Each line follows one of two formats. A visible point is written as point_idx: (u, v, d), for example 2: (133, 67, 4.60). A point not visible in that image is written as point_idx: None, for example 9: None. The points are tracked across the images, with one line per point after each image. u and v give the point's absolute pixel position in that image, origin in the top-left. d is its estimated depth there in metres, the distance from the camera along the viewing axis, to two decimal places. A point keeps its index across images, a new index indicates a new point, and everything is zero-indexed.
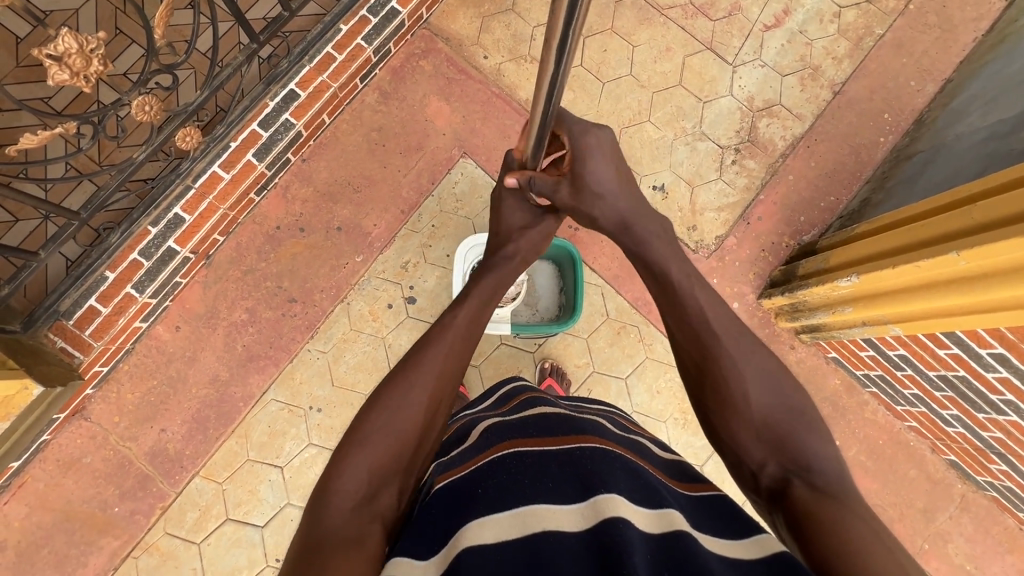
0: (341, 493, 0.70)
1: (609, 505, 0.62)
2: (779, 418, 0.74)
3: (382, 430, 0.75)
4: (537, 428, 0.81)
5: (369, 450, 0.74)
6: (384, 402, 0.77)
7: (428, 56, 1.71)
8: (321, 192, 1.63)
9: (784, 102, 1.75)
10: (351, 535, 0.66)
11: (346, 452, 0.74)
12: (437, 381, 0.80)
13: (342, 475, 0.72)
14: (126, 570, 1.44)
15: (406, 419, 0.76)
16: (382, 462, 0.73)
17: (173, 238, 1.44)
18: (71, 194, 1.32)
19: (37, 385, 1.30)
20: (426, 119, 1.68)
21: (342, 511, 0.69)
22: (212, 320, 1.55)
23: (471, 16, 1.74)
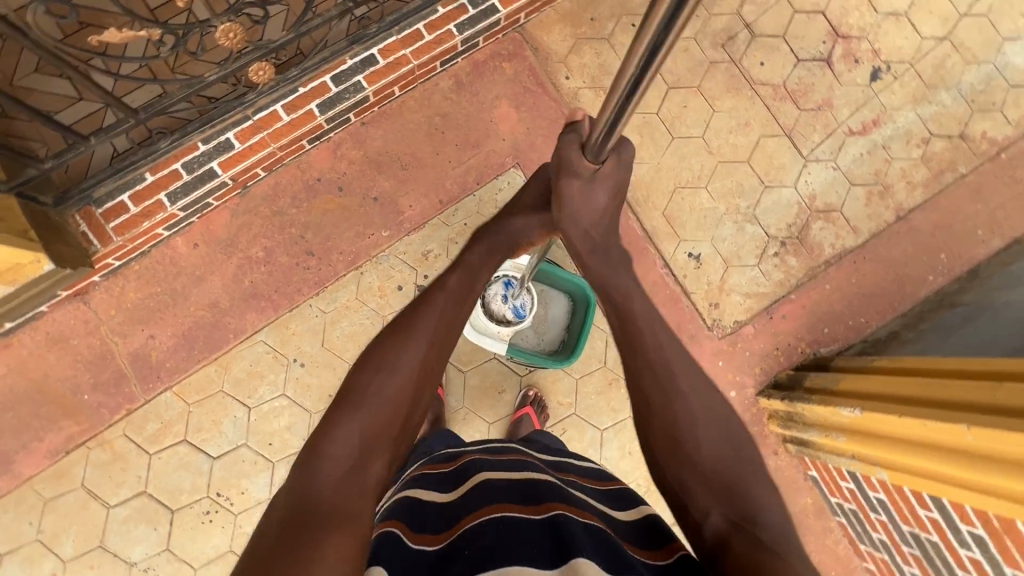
0: (331, 462, 0.71)
1: (585, 574, 0.62)
2: (719, 463, 0.78)
3: (376, 396, 0.77)
4: (519, 490, 0.80)
5: (357, 421, 0.75)
6: (380, 363, 0.79)
7: (512, 60, 1.71)
8: (369, 158, 1.64)
9: (844, 211, 1.71)
10: (342, 498, 0.68)
11: (330, 427, 0.74)
12: (421, 365, 0.81)
13: (332, 441, 0.72)
14: (76, 456, 1.47)
15: (390, 390, 0.77)
16: (368, 435, 0.74)
17: (217, 160, 1.46)
18: (136, 92, 1.35)
19: (49, 262, 1.28)
20: (491, 120, 1.69)
21: (331, 475, 0.70)
22: (229, 249, 1.57)
23: (566, 33, 1.73)
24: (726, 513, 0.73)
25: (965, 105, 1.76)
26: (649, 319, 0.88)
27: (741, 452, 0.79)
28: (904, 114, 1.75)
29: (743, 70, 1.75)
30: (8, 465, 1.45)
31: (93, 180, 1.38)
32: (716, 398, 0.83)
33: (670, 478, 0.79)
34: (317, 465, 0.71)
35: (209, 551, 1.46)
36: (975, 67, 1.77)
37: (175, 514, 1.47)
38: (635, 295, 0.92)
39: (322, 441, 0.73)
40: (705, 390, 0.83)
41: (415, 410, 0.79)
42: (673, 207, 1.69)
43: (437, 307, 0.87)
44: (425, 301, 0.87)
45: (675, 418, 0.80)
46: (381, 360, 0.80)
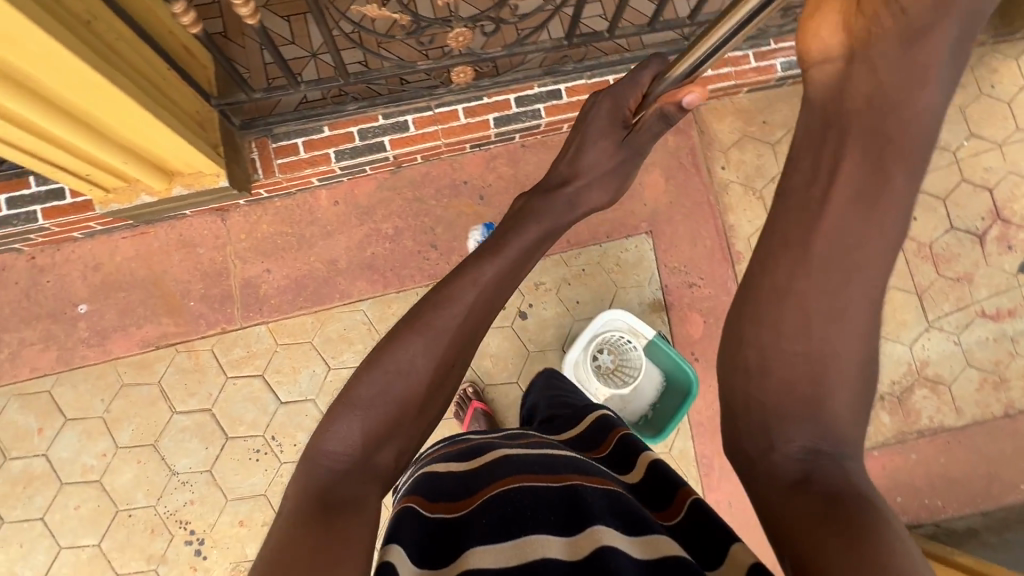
0: (343, 455, 0.73)
1: (603, 541, 0.59)
2: (821, 393, 0.63)
3: (381, 395, 0.77)
4: (534, 462, 0.76)
5: (371, 405, 0.77)
6: (384, 363, 0.79)
7: (677, 134, 1.76)
8: (517, 179, 1.69)
9: (952, 388, 1.67)
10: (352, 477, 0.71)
11: (347, 410, 0.76)
12: (424, 357, 0.80)
13: (342, 436, 0.74)
14: (163, 354, 1.54)
15: (400, 383, 0.78)
16: (373, 422, 0.76)
17: (390, 136, 1.54)
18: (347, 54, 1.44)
19: (225, 180, 1.32)
20: (639, 183, 1.72)
21: (343, 451, 0.74)
22: (364, 216, 1.64)
23: (736, 127, 1.77)
24: (819, 442, 0.61)
25: None
26: (844, 216, 0.64)
27: (867, 360, 0.65)
28: None
29: None
30: (103, 340, 1.53)
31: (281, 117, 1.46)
32: (875, 302, 0.65)
33: (769, 412, 0.64)
34: (334, 442, 0.74)
35: (246, 487, 1.50)
36: None
37: (228, 441, 1.51)
38: (904, 158, 0.64)
39: (337, 424, 0.76)
40: (869, 286, 0.64)
41: (420, 404, 0.80)
42: None
43: (464, 303, 0.84)
44: (450, 288, 0.85)
45: (784, 342, 0.65)
46: (399, 350, 0.81)
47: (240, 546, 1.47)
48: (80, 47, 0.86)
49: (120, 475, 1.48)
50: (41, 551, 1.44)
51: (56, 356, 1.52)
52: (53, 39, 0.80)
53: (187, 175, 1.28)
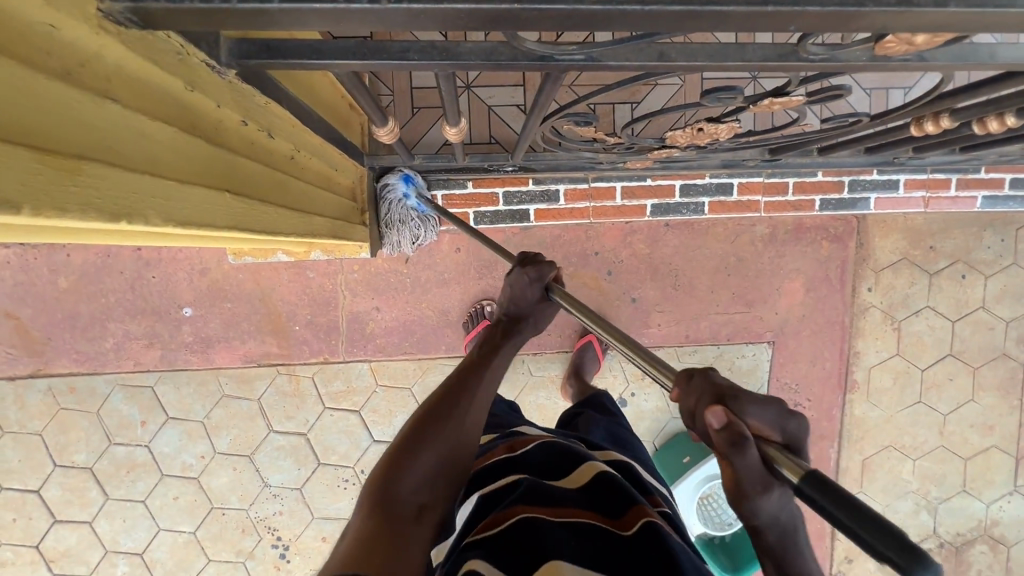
0: (410, 479, 0.69)
1: None
2: None
3: (453, 433, 0.77)
4: (585, 490, 0.73)
5: (434, 447, 0.74)
6: (455, 407, 0.79)
7: (834, 242, 1.59)
8: (652, 261, 1.56)
9: (1011, 549, 1.71)
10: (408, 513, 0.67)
11: (409, 446, 0.73)
12: (473, 410, 0.81)
13: (413, 465, 0.71)
14: (265, 373, 1.53)
15: (454, 431, 0.77)
16: (433, 462, 0.73)
17: (537, 206, 1.44)
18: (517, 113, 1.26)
19: (368, 254, 1.25)
20: (777, 289, 1.60)
21: (406, 487, 0.68)
22: (484, 270, 1.53)
23: (898, 247, 1.61)
24: None
25: None
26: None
27: None
28: None
29: None
30: (206, 348, 1.51)
31: (433, 170, 1.29)
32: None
33: None
34: (399, 473, 0.70)
35: (332, 509, 1.57)
36: None
37: (319, 466, 1.56)
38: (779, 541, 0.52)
39: (399, 458, 0.72)
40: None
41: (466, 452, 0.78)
42: (874, 460, 1.67)
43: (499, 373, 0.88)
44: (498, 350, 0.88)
45: None
46: (457, 397, 0.81)
47: (321, 558, 1.58)
48: (281, 217, 0.70)
49: (217, 477, 1.55)
50: (141, 528, 1.54)
51: (160, 355, 1.51)
52: (266, 233, 0.66)
53: (330, 247, 1.20)
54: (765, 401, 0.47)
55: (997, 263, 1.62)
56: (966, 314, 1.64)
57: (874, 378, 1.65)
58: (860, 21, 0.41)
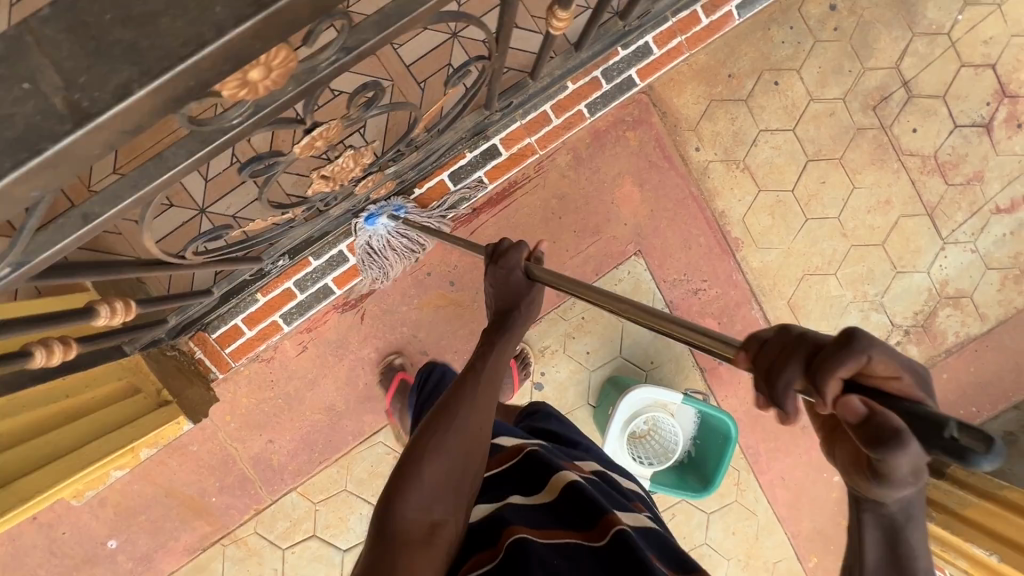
0: (409, 500, 0.71)
1: None
2: None
3: (452, 444, 0.77)
4: (558, 501, 0.75)
5: (436, 459, 0.75)
6: (449, 417, 0.80)
7: (636, 127, 1.51)
8: (481, 249, 1.51)
9: (974, 297, 1.63)
10: (418, 536, 0.69)
11: (409, 466, 0.75)
12: (476, 416, 0.82)
13: (412, 489, 0.72)
14: (213, 553, 1.53)
15: (458, 438, 0.78)
16: (438, 477, 0.74)
17: (332, 276, 1.35)
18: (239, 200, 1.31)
19: (189, 421, 1.16)
20: (612, 202, 1.53)
21: (407, 513, 0.70)
22: (340, 350, 1.50)
23: (699, 94, 1.52)
24: None
25: None
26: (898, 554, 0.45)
27: None
28: None
29: (892, 138, 1.56)
30: (149, 563, 1.52)
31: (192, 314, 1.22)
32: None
33: None
34: (402, 493, 0.72)
35: None
36: None
37: None
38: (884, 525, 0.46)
39: (399, 483, 0.74)
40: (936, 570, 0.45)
41: (481, 461, 0.80)
42: (799, 296, 1.60)
43: (494, 370, 0.87)
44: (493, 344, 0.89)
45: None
46: (448, 409, 0.81)
47: None
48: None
49: None
50: None
51: None
52: None
53: (147, 439, 1.15)
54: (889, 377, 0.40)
55: (799, 51, 1.52)
56: (801, 115, 1.54)
57: (753, 225, 1.57)
58: (77, 154, 0.37)
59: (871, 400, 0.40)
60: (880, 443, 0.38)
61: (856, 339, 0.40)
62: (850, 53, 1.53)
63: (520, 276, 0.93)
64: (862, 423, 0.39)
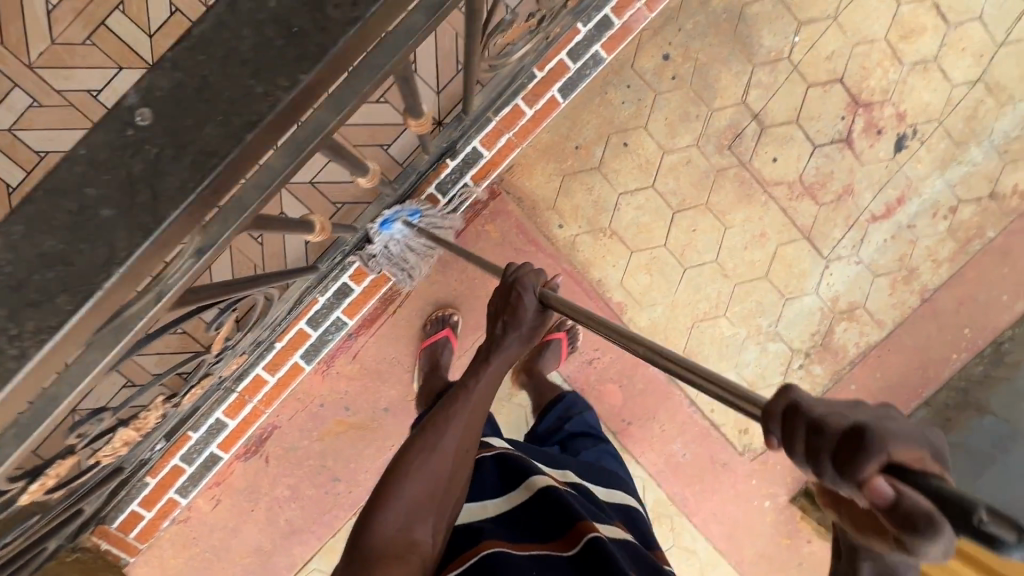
0: (387, 520, 0.78)
1: None
2: None
3: (433, 465, 0.83)
4: (538, 505, 0.87)
5: (416, 482, 0.81)
6: (430, 442, 0.84)
7: (494, 219, 1.50)
8: (368, 370, 1.52)
9: (868, 306, 1.63)
10: (397, 552, 0.76)
11: (389, 487, 0.81)
12: (463, 434, 0.86)
13: (392, 505, 0.79)
14: None
15: (441, 461, 0.83)
16: (418, 498, 0.80)
17: (216, 444, 1.42)
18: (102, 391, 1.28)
19: None
20: (487, 296, 1.52)
21: (387, 533, 0.77)
22: (254, 495, 1.52)
23: (550, 172, 1.49)
24: None
25: (997, 159, 1.60)
26: None
27: None
28: (931, 183, 1.59)
29: (754, 172, 1.54)
30: None
31: (72, 530, 1.22)
32: None
33: None
34: (380, 513, 0.79)
35: None
36: (1010, 109, 1.58)
37: None
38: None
39: (381, 498, 0.81)
40: None
41: (460, 487, 0.85)
42: (693, 345, 1.60)
43: (484, 395, 0.88)
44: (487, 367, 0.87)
45: None
46: (434, 427, 0.86)
47: None
48: None
49: None
50: None
51: None
52: None
53: None
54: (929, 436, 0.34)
55: (642, 108, 1.48)
56: (657, 170, 1.51)
57: (633, 286, 1.56)
58: None
59: (896, 480, 0.33)
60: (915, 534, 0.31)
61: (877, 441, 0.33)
62: (694, 98, 1.49)
63: (532, 303, 0.86)
64: (891, 511, 0.32)
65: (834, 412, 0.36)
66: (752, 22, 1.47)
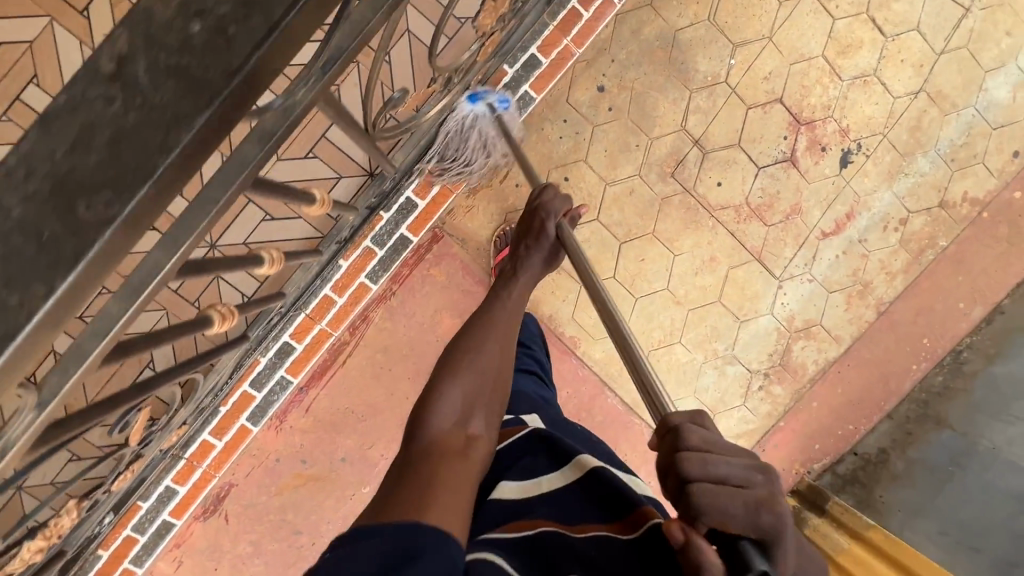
0: (439, 419, 0.73)
1: None
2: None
3: (480, 368, 0.81)
4: (591, 480, 0.70)
5: (465, 379, 0.79)
6: (472, 343, 0.83)
7: (439, 263, 1.49)
8: (322, 422, 1.50)
9: (824, 323, 1.62)
10: (456, 445, 0.71)
11: (438, 388, 0.77)
12: (502, 339, 0.86)
13: (441, 403, 0.75)
14: None
15: (487, 361, 0.82)
16: (470, 395, 0.78)
17: (167, 510, 1.40)
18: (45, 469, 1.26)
19: None
20: (437, 339, 1.50)
21: (442, 430, 0.72)
22: (214, 554, 1.49)
23: (492, 212, 1.48)
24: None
25: (943, 168, 1.59)
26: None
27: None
28: (879, 197, 1.58)
29: (699, 197, 1.52)
30: None
31: None
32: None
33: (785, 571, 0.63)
34: (431, 414, 0.74)
35: None
36: (954, 118, 1.56)
37: None
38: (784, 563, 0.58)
39: (428, 400, 0.76)
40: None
41: (504, 404, 0.82)
42: None
43: (518, 292, 0.91)
44: (521, 270, 0.92)
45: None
46: (475, 332, 0.85)
47: None
48: None
49: None
50: None
51: None
52: None
53: None
54: (732, 493, 0.49)
55: (580, 142, 1.47)
56: (601, 203, 1.50)
57: (585, 319, 1.56)
58: None
59: (699, 529, 0.49)
60: (717, 573, 0.47)
61: (696, 494, 0.49)
62: (633, 128, 1.47)
63: (553, 228, 0.93)
64: (681, 548, 0.50)
65: (688, 442, 0.52)
66: (687, 48, 1.45)
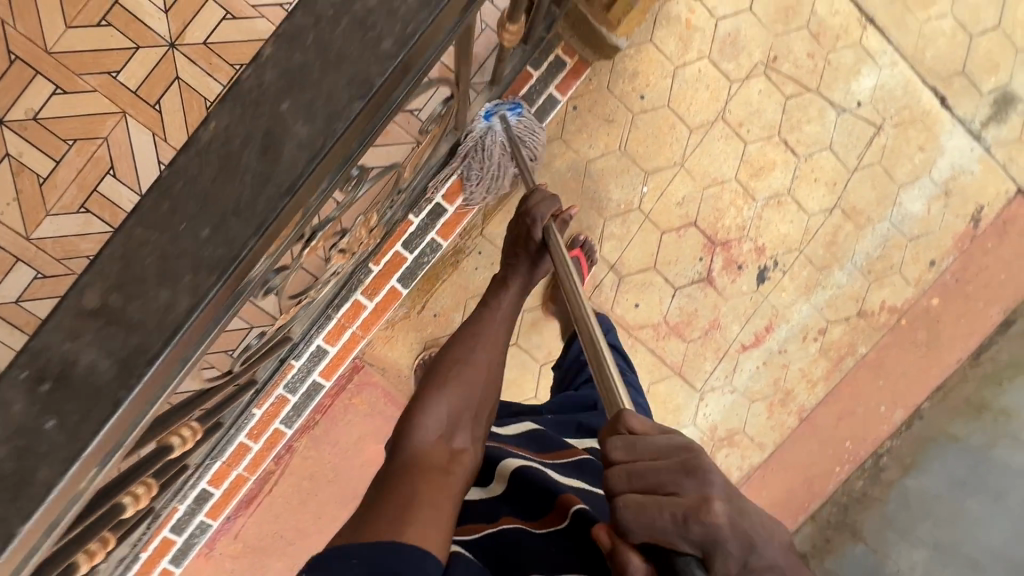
0: (425, 429, 0.75)
1: None
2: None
3: (464, 384, 0.82)
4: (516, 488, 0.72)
5: (452, 394, 0.80)
6: (455, 361, 0.84)
7: (361, 391, 1.51)
8: (251, 547, 1.52)
9: (748, 431, 1.64)
10: (440, 462, 0.71)
11: (424, 400, 0.79)
12: (488, 353, 0.86)
13: (426, 416, 0.76)
14: None
15: (472, 377, 0.83)
16: (456, 410, 0.78)
17: None
18: None
19: None
20: (361, 465, 1.53)
21: (428, 440, 0.74)
22: None
23: (411, 341, 1.50)
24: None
25: (861, 279, 1.60)
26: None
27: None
28: (798, 309, 1.60)
29: (617, 317, 1.55)
30: None
31: None
32: None
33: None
34: (416, 423, 0.76)
35: None
36: (869, 231, 1.58)
37: None
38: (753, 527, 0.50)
39: (414, 412, 0.78)
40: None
41: (489, 412, 0.83)
42: None
43: (503, 308, 0.92)
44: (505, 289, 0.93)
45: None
46: (459, 348, 0.86)
47: None
48: None
49: None
50: None
51: None
52: None
53: None
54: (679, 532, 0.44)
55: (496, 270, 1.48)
56: (519, 327, 1.52)
57: None
58: None
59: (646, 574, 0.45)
60: None
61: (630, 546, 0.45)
62: None
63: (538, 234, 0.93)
64: None
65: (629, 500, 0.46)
66: (599, 177, 1.47)
